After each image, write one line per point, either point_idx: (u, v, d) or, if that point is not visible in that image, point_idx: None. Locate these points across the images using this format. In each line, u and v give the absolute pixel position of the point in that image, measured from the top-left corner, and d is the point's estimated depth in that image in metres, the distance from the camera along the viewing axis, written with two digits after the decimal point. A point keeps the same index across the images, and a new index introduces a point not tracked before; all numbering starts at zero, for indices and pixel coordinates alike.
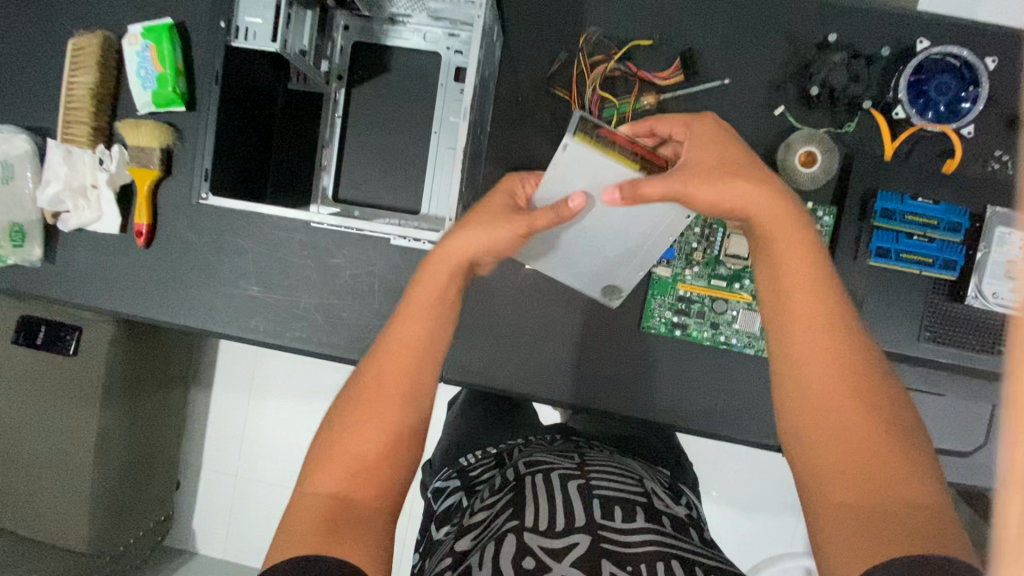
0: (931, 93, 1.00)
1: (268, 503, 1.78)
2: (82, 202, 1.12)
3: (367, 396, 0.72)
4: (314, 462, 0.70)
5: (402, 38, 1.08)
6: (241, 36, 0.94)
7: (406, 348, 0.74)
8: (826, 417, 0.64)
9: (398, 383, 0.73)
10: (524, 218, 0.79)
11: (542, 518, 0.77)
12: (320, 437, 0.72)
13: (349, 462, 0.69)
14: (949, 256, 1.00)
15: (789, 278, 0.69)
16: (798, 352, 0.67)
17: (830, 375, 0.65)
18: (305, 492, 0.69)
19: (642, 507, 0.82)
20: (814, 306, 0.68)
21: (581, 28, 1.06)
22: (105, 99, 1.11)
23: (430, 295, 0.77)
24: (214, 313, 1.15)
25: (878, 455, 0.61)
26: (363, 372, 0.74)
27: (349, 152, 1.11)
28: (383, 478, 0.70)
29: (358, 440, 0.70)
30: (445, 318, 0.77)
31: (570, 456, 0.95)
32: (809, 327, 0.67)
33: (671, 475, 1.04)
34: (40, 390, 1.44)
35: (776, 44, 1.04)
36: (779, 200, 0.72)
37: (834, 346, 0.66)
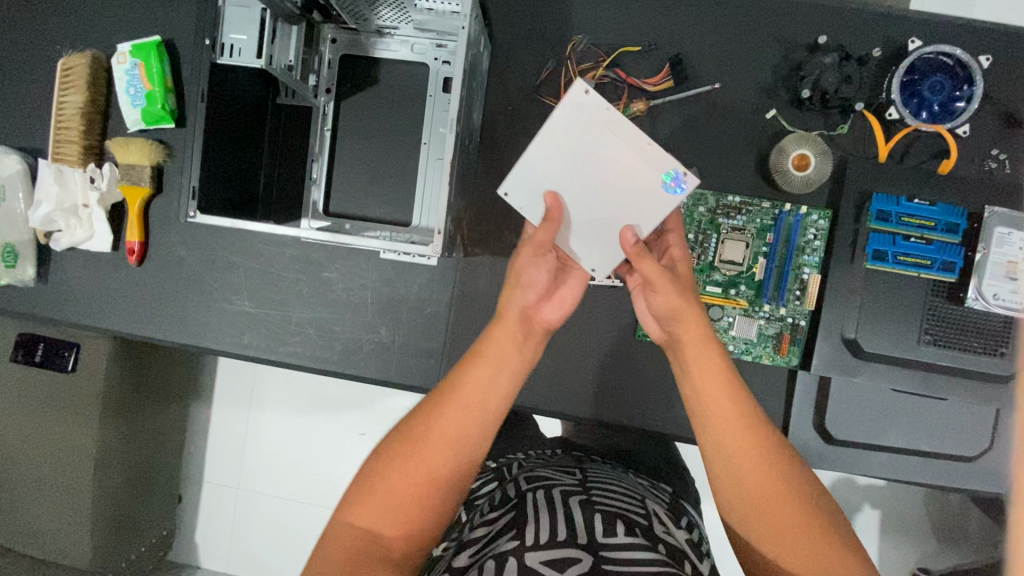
0: (924, 93, 0.98)
1: (270, 518, 1.76)
2: (75, 221, 1.12)
3: (416, 438, 0.75)
4: (357, 491, 0.73)
5: (389, 49, 1.07)
6: (226, 53, 0.95)
7: (464, 398, 0.77)
8: (753, 495, 0.74)
9: (463, 430, 0.76)
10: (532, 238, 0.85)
11: (544, 531, 0.77)
12: (368, 463, 0.76)
13: (394, 500, 0.72)
14: (948, 258, 0.98)
15: (709, 383, 0.78)
16: (727, 450, 0.75)
17: (754, 469, 0.74)
18: (344, 521, 0.72)
19: (642, 529, 0.81)
20: (730, 408, 0.76)
21: (569, 37, 1.05)
22: (95, 117, 1.11)
23: (495, 348, 0.81)
24: (208, 329, 1.14)
25: (809, 532, 0.72)
26: (428, 410, 0.77)
27: (339, 165, 1.11)
28: (417, 522, 0.72)
29: (400, 479, 0.73)
30: (500, 376, 0.80)
31: (571, 474, 0.95)
32: (729, 429, 0.76)
33: (671, 491, 1.03)
34: (41, 407, 1.44)
35: (766, 47, 1.03)
36: (692, 312, 0.81)
37: (754, 440, 0.75)
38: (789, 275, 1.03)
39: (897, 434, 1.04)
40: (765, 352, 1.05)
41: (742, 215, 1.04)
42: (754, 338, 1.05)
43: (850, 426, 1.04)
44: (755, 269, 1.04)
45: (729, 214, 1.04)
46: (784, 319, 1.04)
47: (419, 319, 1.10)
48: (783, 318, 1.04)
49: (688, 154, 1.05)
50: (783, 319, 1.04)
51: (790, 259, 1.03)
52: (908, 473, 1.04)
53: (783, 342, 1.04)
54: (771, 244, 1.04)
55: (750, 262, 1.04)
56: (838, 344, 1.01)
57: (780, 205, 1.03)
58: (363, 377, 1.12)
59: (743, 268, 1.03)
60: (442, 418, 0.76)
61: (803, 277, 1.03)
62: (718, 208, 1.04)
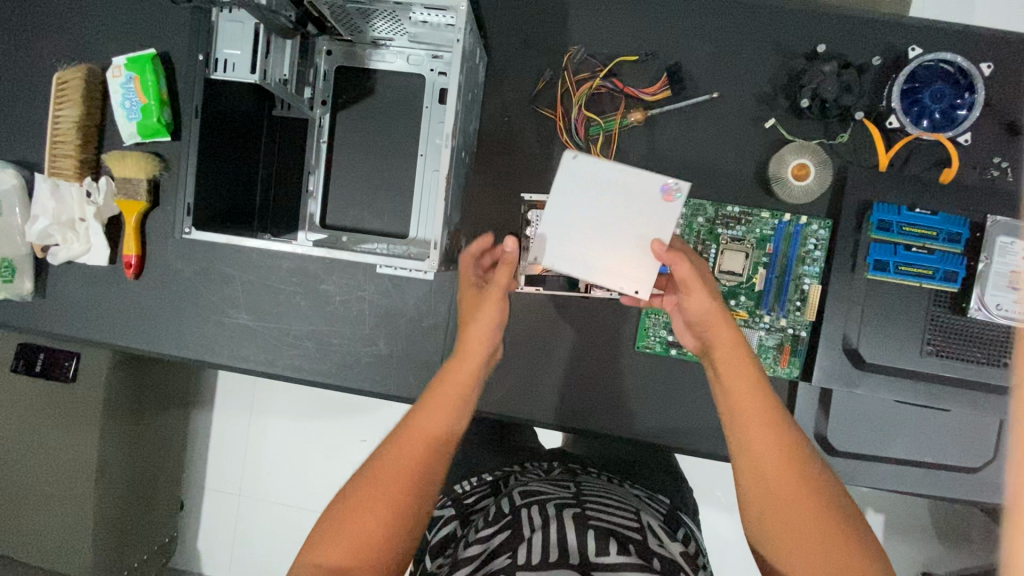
0: (925, 101, 0.97)
1: (273, 523, 1.75)
2: (71, 235, 1.12)
3: (388, 479, 0.72)
4: (324, 532, 0.70)
5: (385, 61, 1.06)
6: (218, 68, 0.93)
7: (423, 437, 0.76)
8: (780, 501, 0.73)
9: (430, 440, 0.76)
10: (494, 288, 0.88)
11: (535, 551, 0.76)
12: (335, 502, 0.73)
13: (367, 522, 0.70)
14: (950, 267, 0.97)
15: (739, 384, 0.80)
16: (754, 448, 0.76)
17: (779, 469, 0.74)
18: (307, 561, 0.69)
19: (637, 544, 0.80)
20: (760, 409, 0.77)
21: (561, 50, 1.05)
22: (90, 131, 1.11)
23: (452, 386, 0.81)
24: (206, 342, 1.14)
25: (827, 537, 0.71)
26: (401, 430, 0.77)
27: (336, 177, 1.10)
28: (383, 560, 0.70)
29: (369, 516, 0.70)
30: (456, 414, 0.80)
31: (565, 486, 0.94)
32: (757, 428, 0.76)
33: (668, 501, 1.03)
34: (41, 418, 1.43)
35: (765, 56, 1.02)
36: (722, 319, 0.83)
37: (779, 442, 0.76)
38: (789, 285, 1.03)
39: (899, 445, 1.03)
40: (766, 363, 1.04)
41: (742, 225, 1.03)
42: (755, 349, 1.04)
43: (851, 437, 1.03)
44: (755, 279, 1.03)
45: (728, 224, 1.03)
46: (784, 330, 1.04)
47: (416, 331, 1.10)
48: (784, 329, 1.04)
49: (687, 164, 1.04)
50: (784, 330, 1.04)
51: (790, 270, 1.02)
52: (910, 484, 1.03)
53: (784, 353, 1.04)
54: (770, 254, 1.03)
55: (750, 272, 1.03)
56: (839, 355, 1.00)
57: (780, 215, 1.02)
58: (361, 389, 1.11)
59: (742, 279, 1.03)
60: (402, 454, 0.74)
61: (804, 287, 1.03)
62: (717, 218, 1.03)
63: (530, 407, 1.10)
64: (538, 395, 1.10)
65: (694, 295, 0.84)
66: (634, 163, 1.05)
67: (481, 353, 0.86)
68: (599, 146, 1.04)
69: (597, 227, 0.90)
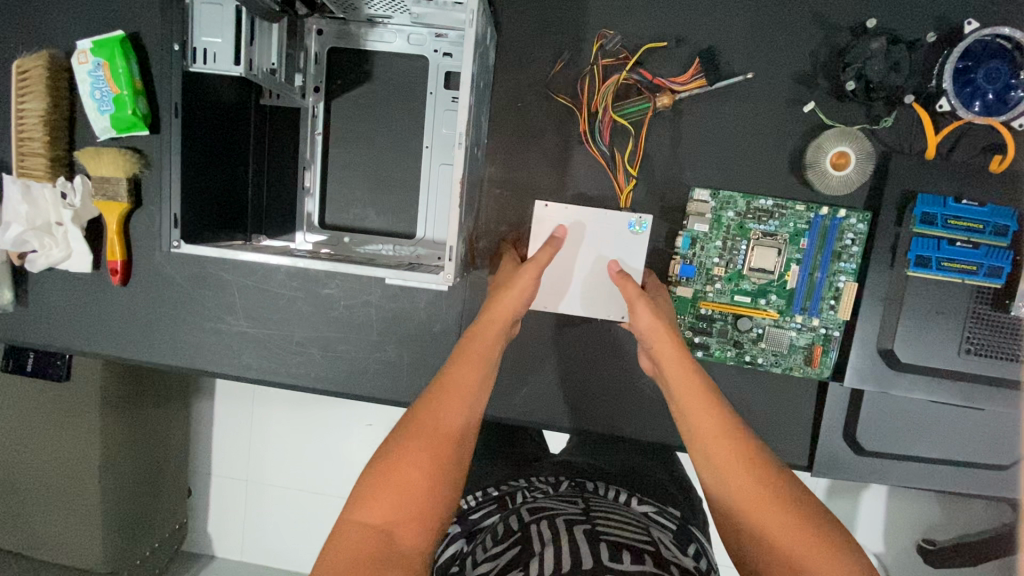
0: (979, 81, 0.88)
1: (284, 508, 1.66)
2: (49, 240, 1.03)
3: (426, 431, 0.70)
4: (366, 486, 0.66)
5: (383, 41, 0.96)
6: (198, 59, 0.83)
7: (456, 395, 0.74)
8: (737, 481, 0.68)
9: (452, 416, 0.72)
10: (532, 262, 0.84)
11: (547, 560, 0.72)
12: (374, 458, 0.69)
13: (398, 492, 0.65)
14: (995, 263, 0.91)
15: (685, 397, 0.76)
16: (710, 456, 0.71)
17: (736, 472, 0.68)
18: (352, 518, 0.64)
19: (652, 555, 0.75)
20: (709, 410, 0.74)
21: (599, 31, 0.95)
22: (59, 125, 1.01)
23: (485, 343, 0.80)
24: (203, 350, 1.08)
25: (799, 545, 0.62)
26: (418, 406, 0.73)
27: (334, 173, 1.02)
28: (431, 511, 0.66)
29: (414, 463, 0.67)
30: (487, 377, 0.78)
31: (574, 503, 0.90)
32: (707, 433, 0.72)
33: (679, 515, 0.98)
34: (38, 417, 1.38)
35: (804, 32, 0.93)
36: (665, 331, 0.81)
37: (723, 427, 0.72)
38: (824, 282, 0.96)
39: (927, 444, 1.00)
40: (795, 364, 0.99)
41: (775, 219, 0.96)
42: (785, 350, 0.99)
43: (880, 437, 1.00)
44: (787, 277, 0.97)
45: (760, 218, 0.96)
46: (816, 330, 0.98)
47: (427, 337, 1.04)
48: (816, 329, 0.98)
49: (716, 154, 0.96)
50: (816, 330, 0.98)
51: (824, 266, 0.96)
52: (939, 482, 1.01)
53: (815, 353, 0.98)
54: (804, 250, 0.96)
55: (782, 269, 0.96)
56: (872, 355, 0.96)
57: (817, 208, 0.94)
58: (370, 397, 1.06)
59: (773, 277, 0.96)
60: (436, 413, 0.72)
61: (839, 285, 0.96)
62: (748, 212, 0.96)
63: (548, 411, 1.07)
64: (556, 399, 1.06)
65: (639, 306, 0.83)
66: (659, 153, 0.97)
67: (513, 314, 0.83)
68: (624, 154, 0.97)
69: (589, 271, 0.93)
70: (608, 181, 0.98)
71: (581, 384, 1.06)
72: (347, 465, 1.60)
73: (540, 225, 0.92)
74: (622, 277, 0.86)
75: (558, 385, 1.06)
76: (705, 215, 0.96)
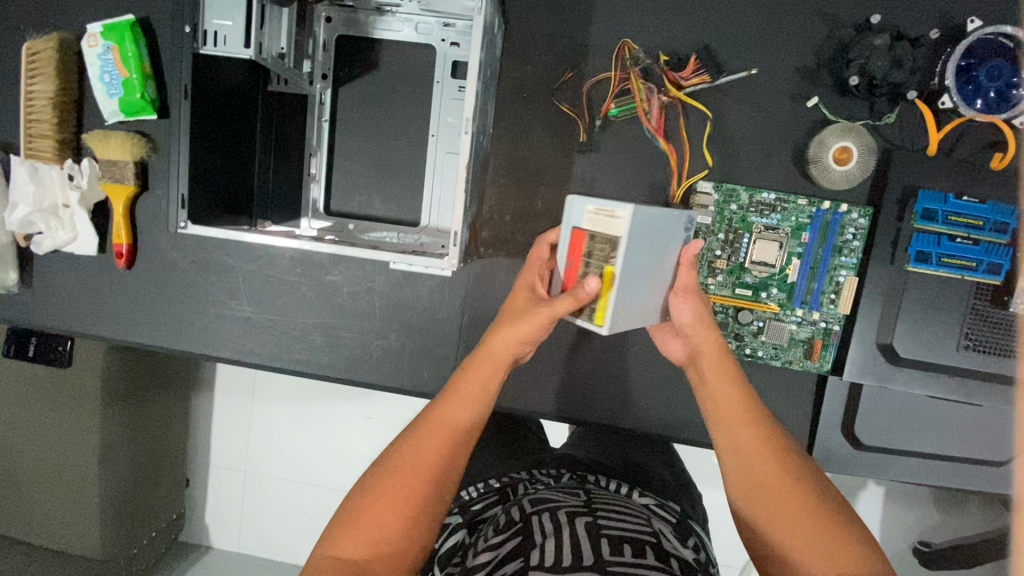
0: (980, 79, 0.89)
1: (282, 498, 1.66)
2: (55, 222, 1.04)
3: (407, 471, 0.70)
4: (342, 522, 0.68)
5: (391, 29, 0.96)
6: (209, 41, 0.84)
7: (442, 433, 0.74)
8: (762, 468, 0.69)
9: (435, 456, 0.72)
10: (546, 309, 0.76)
11: (549, 556, 0.72)
12: (354, 492, 0.70)
13: (375, 532, 0.67)
14: (994, 260, 0.92)
15: (716, 386, 0.76)
16: (733, 442, 0.72)
17: (760, 461, 0.70)
18: (325, 553, 0.67)
19: (652, 546, 0.76)
20: (735, 396, 0.75)
21: (606, 23, 0.96)
22: (69, 106, 1.01)
23: (473, 383, 0.78)
24: (206, 334, 1.08)
25: (813, 531, 0.65)
26: (403, 441, 0.74)
27: (340, 160, 1.02)
28: (402, 556, 0.67)
29: (389, 509, 0.68)
30: (478, 413, 0.77)
31: (576, 495, 0.90)
32: (734, 420, 0.73)
33: (678, 508, 0.99)
34: (38, 402, 1.38)
35: (809, 27, 0.94)
36: (712, 324, 0.80)
37: (747, 412, 0.73)
38: (824, 276, 0.97)
39: (924, 440, 1.01)
40: (795, 358, 1.00)
41: (777, 213, 0.96)
42: (785, 344, 0.99)
43: (879, 432, 1.01)
44: (788, 271, 0.97)
45: (763, 212, 0.96)
46: (816, 324, 0.99)
47: (429, 325, 1.04)
48: (816, 323, 0.98)
49: (721, 148, 0.97)
50: (816, 324, 0.98)
51: (825, 260, 0.96)
52: (935, 478, 1.01)
53: (815, 347, 0.99)
54: (806, 245, 0.97)
55: (783, 263, 0.97)
56: (872, 349, 0.96)
57: (818, 202, 0.95)
58: (372, 384, 1.07)
59: (775, 270, 0.97)
60: (420, 453, 0.72)
61: (839, 279, 0.97)
62: (751, 206, 0.96)
63: (549, 401, 1.07)
64: (557, 389, 1.07)
65: (688, 297, 0.81)
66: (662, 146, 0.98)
67: (511, 358, 0.80)
68: (628, 146, 0.98)
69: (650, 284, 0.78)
70: (613, 173, 0.99)
71: (582, 375, 1.06)
72: (346, 456, 1.61)
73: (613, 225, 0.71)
74: (686, 264, 0.81)
75: (558, 375, 1.07)
76: (709, 208, 0.97)
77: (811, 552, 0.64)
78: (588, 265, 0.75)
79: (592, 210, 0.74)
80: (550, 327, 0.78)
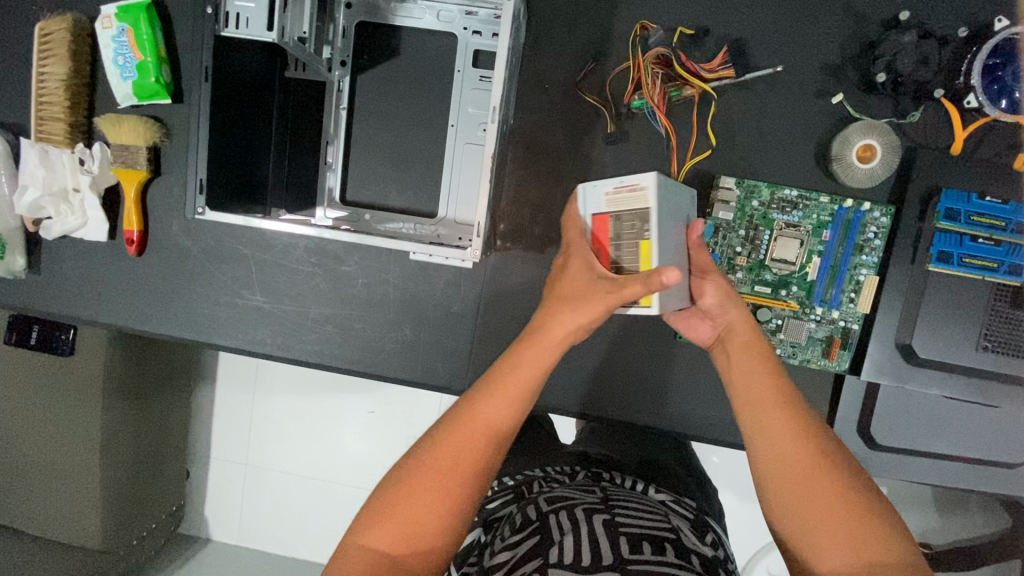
0: (1006, 79, 0.87)
1: (285, 491, 1.65)
2: (65, 207, 1.03)
3: (444, 466, 0.66)
4: (373, 510, 0.66)
5: (413, 16, 0.95)
6: (230, 23, 0.84)
7: (483, 431, 0.68)
8: (789, 446, 0.68)
9: (476, 452, 0.67)
10: (616, 292, 0.70)
11: (568, 554, 0.71)
12: (387, 482, 0.67)
13: (408, 523, 0.64)
14: (1016, 260, 0.92)
15: (744, 362, 0.76)
16: (764, 423, 0.70)
17: (788, 436, 0.68)
18: (357, 540, 0.65)
19: (672, 543, 0.75)
20: (765, 374, 0.74)
21: (629, 14, 0.95)
22: (80, 90, 1.00)
23: (521, 371, 0.70)
24: (216, 323, 1.07)
25: (843, 515, 0.63)
26: (441, 436, 0.68)
27: (357, 149, 1.01)
28: (436, 548, 0.65)
29: (424, 499, 0.65)
30: (528, 403, 0.70)
31: (592, 492, 0.89)
32: (762, 398, 0.72)
33: (695, 504, 0.98)
34: (39, 390, 1.35)
35: (835, 23, 0.93)
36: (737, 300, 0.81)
37: (775, 392, 0.72)
38: (844, 275, 0.96)
39: (940, 440, 1.00)
40: (813, 356, 0.99)
41: (799, 210, 0.95)
42: (803, 342, 0.99)
43: (895, 432, 1.00)
44: (808, 269, 0.97)
45: (784, 209, 0.96)
46: (835, 322, 0.98)
47: (444, 317, 1.03)
48: (835, 321, 0.98)
49: (745, 143, 0.96)
50: (835, 322, 0.98)
51: (846, 258, 0.96)
52: (950, 479, 1.01)
53: (834, 346, 0.98)
54: (826, 242, 0.96)
55: (804, 261, 0.96)
56: (891, 349, 0.96)
57: (840, 200, 0.95)
58: (384, 376, 1.06)
59: (795, 268, 0.96)
60: (461, 449, 0.67)
61: (859, 278, 0.96)
62: (772, 202, 0.96)
63: (563, 395, 1.06)
64: (570, 384, 1.06)
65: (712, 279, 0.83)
66: (685, 139, 0.97)
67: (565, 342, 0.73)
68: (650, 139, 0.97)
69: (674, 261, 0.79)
70: (634, 167, 0.98)
71: (597, 371, 1.05)
72: (351, 449, 1.59)
73: (641, 199, 0.75)
74: (695, 246, 0.83)
75: (572, 371, 1.06)
76: (729, 204, 0.96)
77: (838, 523, 0.63)
78: (619, 246, 0.78)
79: (610, 190, 0.78)
80: (611, 313, 0.72)
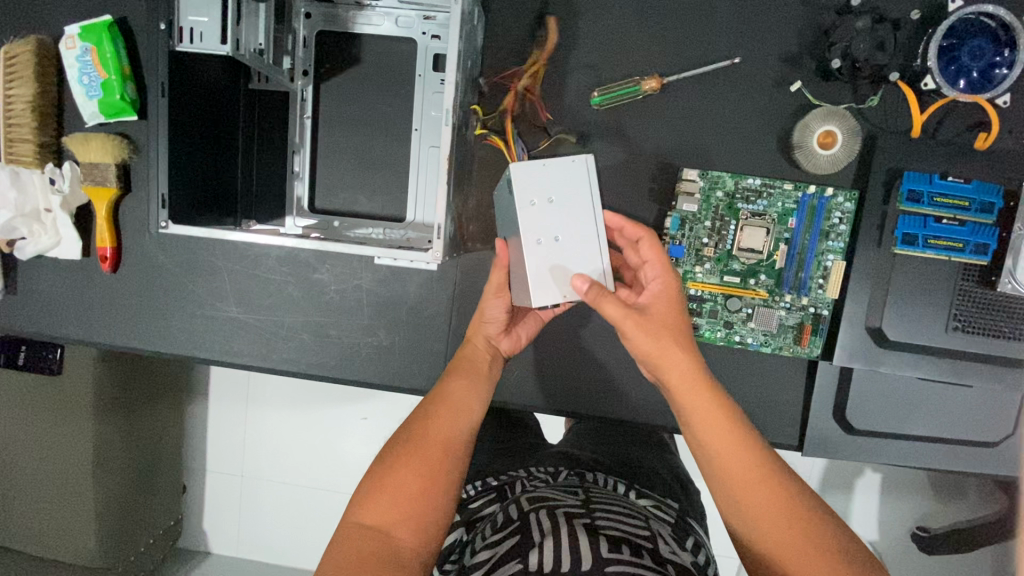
0: (963, 59, 0.89)
1: (279, 501, 1.65)
2: (38, 227, 1.04)
3: (421, 437, 0.74)
4: (368, 488, 0.70)
5: (372, 24, 0.96)
6: (185, 38, 0.84)
7: (450, 406, 0.79)
8: (760, 511, 0.65)
9: (445, 429, 0.76)
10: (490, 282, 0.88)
11: (547, 559, 0.71)
12: (376, 464, 0.72)
13: (400, 491, 0.69)
14: (981, 240, 0.91)
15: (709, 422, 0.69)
16: (730, 488, 0.67)
17: (757, 498, 0.65)
18: (356, 518, 0.67)
19: (649, 551, 0.75)
20: (732, 435, 0.68)
21: (585, 13, 0.96)
22: (47, 110, 1.01)
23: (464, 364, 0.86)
24: (193, 336, 1.07)
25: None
26: (414, 419, 0.77)
27: (324, 157, 1.02)
28: (428, 516, 0.68)
29: (402, 475, 0.69)
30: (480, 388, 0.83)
31: (574, 494, 0.89)
32: (730, 462, 0.67)
33: (676, 508, 0.98)
34: (29, 410, 1.36)
35: (790, 12, 0.94)
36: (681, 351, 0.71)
37: (744, 457, 0.67)
38: (812, 262, 0.97)
39: (917, 423, 1.01)
40: (786, 344, 0.99)
41: (764, 199, 0.96)
42: (774, 330, 0.99)
43: (871, 416, 1.01)
44: (776, 257, 0.97)
45: (749, 198, 0.96)
46: (806, 308, 0.98)
47: (418, 320, 1.04)
48: (806, 308, 0.98)
49: (706, 134, 0.97)
50: (806, 309, 0.98)
51: (812, 246, 0.96)
52: (929, 461, 1.01)
53: (805, 333, 0.98)
54: (792, 230, 0.96)
55: (771, 249, 0.97)
56: (861, 333, 0.96)
57: (804, 187, 0.95)
58: (361, 382, 1.06)
59: (763, 256, 0.97)
60: (434, 422, 0.76)
61: (827, 264, 0.96)
62: (736, 192, 0.96)
63: (540, 393, 1.07)
64: (546, 381, 1.06)
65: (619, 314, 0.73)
66: (648, 134, 0.98)
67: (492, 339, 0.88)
68: (608, 135, 0.98)
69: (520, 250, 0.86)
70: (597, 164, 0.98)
71: (572, 367, 1.06)
72: (341, 456, 1.60)
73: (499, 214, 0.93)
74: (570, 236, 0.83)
75: (548, 368, 1.06)
76: (694, 196, 0.96)
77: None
78: None
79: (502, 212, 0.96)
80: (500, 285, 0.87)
